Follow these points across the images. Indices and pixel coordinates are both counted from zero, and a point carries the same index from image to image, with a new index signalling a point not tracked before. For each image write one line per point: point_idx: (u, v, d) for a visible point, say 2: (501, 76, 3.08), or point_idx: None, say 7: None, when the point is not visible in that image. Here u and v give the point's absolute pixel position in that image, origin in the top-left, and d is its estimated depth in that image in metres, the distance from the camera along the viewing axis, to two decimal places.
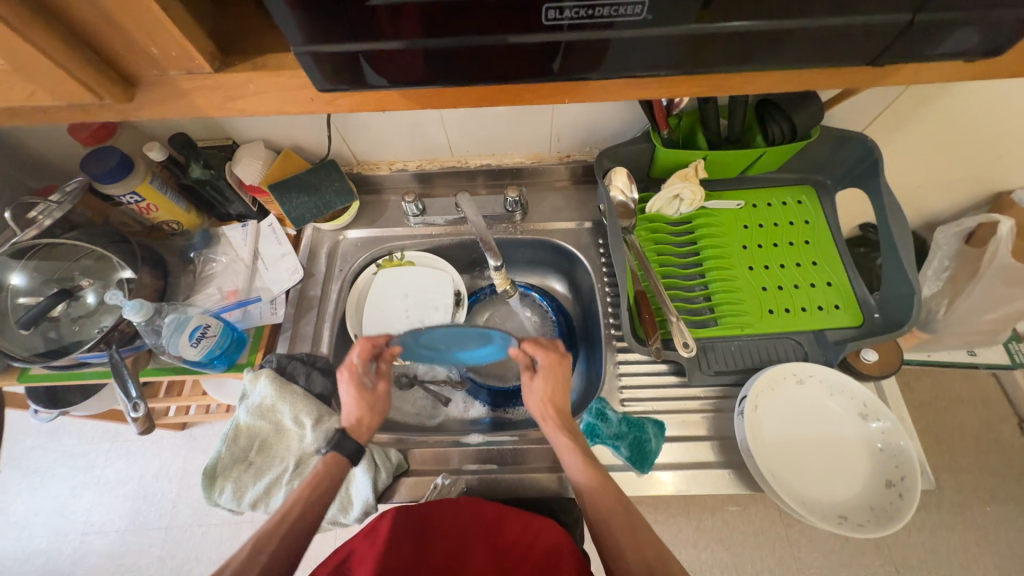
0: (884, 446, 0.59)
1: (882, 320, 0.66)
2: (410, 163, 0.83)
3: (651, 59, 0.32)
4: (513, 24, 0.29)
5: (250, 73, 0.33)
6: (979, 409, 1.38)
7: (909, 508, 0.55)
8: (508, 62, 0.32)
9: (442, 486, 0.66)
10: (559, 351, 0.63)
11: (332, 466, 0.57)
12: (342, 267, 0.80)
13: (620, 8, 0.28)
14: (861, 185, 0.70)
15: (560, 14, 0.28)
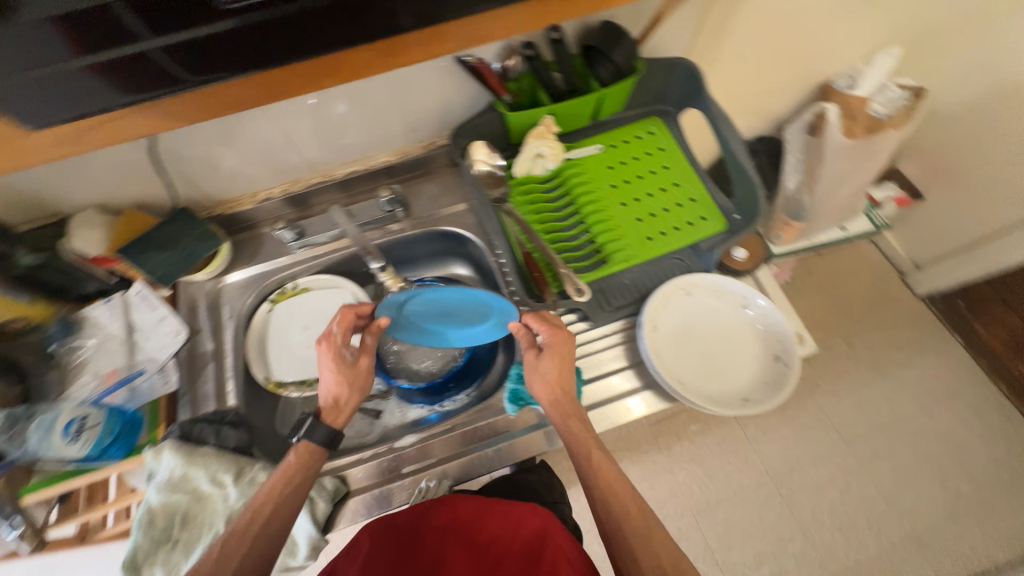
0: (768, 327, 0.68)
1: (742, 219, 0.72)
2: (274, 190, 0.79)
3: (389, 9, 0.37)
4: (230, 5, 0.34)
5: None
6: (868, 274, 1.57)
7: (793, 372, 0.64)
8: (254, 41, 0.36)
9: (428, 488, 0.68)
10: (563, 329, 0.62)
11: (307, 454, 0.58)
12: (231, 313, 0.75)
13: None
14: (695, 104, 0.76)
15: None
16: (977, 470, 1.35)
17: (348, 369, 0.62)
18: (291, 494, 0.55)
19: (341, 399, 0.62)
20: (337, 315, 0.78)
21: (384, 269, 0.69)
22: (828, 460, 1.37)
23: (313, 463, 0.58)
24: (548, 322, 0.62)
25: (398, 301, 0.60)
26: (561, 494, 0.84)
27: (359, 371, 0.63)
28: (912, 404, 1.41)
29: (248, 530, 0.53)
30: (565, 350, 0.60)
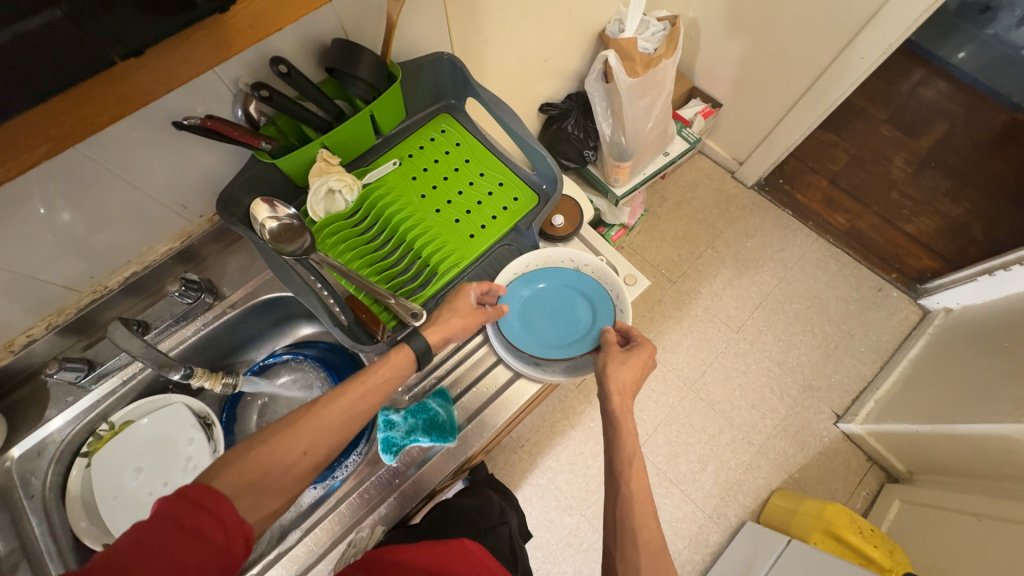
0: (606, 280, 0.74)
1: (549, 188, 0.74)
2: (33, 331, 0.64)
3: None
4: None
5: None
6: (708, 182, 1.74)
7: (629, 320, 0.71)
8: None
9: (359, 540, 0.63)
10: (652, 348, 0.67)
11: (339, 401, 0.54)
12: (33, 492, 0.62)
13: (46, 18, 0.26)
14: (471, 92, 0.76)
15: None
16: (835, 312, 1.59)
17: (469, 319, 0.66)
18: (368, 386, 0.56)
19: (441, 324, 0.64)
20: (172, 437, 0.68)
21: (191, 373, 0.62)
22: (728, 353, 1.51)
23: (403, 369, 0.60)
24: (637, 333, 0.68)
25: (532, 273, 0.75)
26: (498, 506, 0.81)
27: (474, 324, 0.65)
28: (774, 278, 1.63)
29: (324, 411, 0.53)
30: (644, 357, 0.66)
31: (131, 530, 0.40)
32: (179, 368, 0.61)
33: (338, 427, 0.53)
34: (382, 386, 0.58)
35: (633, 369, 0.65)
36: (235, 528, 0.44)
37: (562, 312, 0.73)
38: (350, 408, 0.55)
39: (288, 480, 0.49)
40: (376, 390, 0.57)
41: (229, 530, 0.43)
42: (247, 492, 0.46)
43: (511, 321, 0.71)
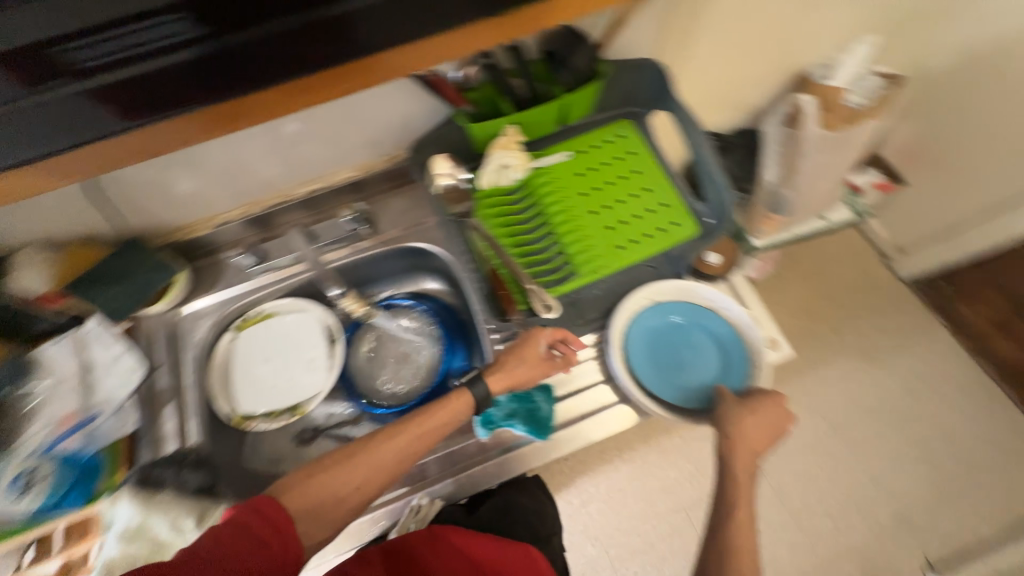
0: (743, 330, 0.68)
1: (714, 223, 0.70)
2: (232, 213, 0.76)
3: (275, 69, 0.46)
4: (175, 58, 0.43)
5: None
6: (853, 259, 1.53)
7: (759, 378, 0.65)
8: (203, 99, 0.45)
9: (420, 507, 0.66)
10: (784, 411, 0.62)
11: (390, 441, 0.56)
12: (192, 345, 0.72)
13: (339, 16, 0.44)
14: (664, 105, 0.73)
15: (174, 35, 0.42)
16: (968, 452, 1.35)
17: (540, 368, 0.61)
18: (427, 424, 0.58)
19: (506, 373, 0.60)
20: (302, 342, 0.74)
21: None
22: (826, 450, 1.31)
23: (460, 415, 0.59)
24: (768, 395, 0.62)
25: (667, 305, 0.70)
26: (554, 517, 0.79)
27: (541, 376, 0.61)
28: (903, 388, 1.41)
29: (382, 442, 0.56)
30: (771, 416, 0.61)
31: (211, 533, 0.46)
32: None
33: (390, 466, 0.56)
34: (437, 428, 0.59)
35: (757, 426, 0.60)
36: (291, 546, 0.49)
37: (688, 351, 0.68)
38: (408, 445, 0.57)
39: (342, 510, 0.54)
40: (430, 434, 0.57)
41: (286, 542, 0.49)
42: (305, 516, 0.52)
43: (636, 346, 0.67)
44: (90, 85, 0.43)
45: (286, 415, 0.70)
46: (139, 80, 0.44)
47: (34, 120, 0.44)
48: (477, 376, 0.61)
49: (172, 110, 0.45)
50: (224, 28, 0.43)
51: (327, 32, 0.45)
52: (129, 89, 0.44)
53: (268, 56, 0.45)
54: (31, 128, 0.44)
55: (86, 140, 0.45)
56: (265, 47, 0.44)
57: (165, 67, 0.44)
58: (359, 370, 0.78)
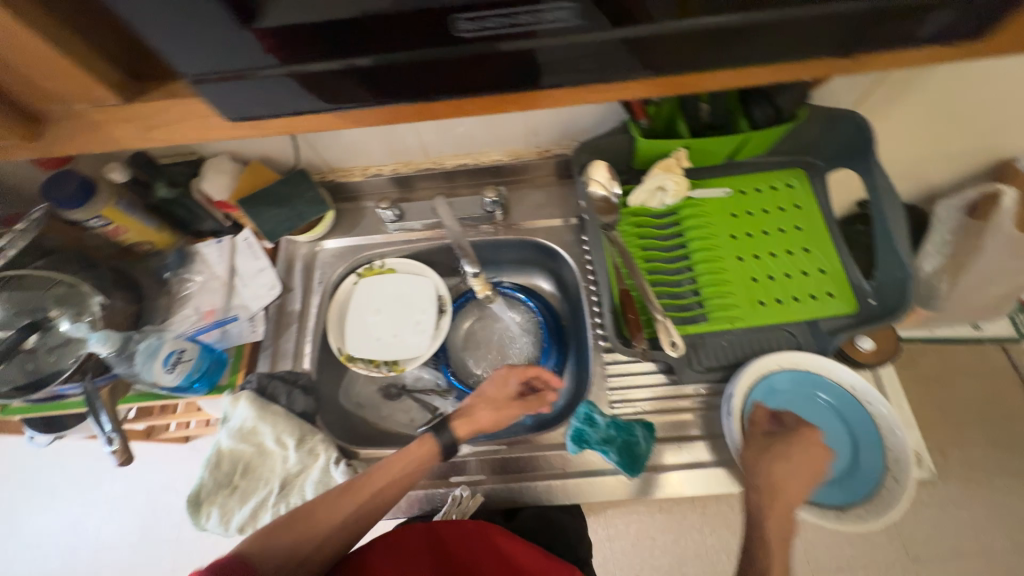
0: (896, 440, 0.54)
1: (877, 307, 0.62)
2: (384, 168, 0.80)
3: (466, 77, 0.36)
4: (436, 35, 0.33)
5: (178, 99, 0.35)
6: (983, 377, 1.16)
7: (896, 511, 0.51)
8: (386, 83, 0.36)
9: (461, 498, 0.62)
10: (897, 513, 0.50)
11: (354, 488, 0.56)
12: (321, 279, 0.77)
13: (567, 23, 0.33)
14: (853, 165, 0.66)
15: (476, 25, 0.33)
16: None
17: (509, 410, 0.63)
18: (387, 479, 0.57)
19: (472, 419, 0.62)
20: (413, 304, 0.77)
21: (475, 273, 0.69)
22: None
23: (424, 463, 0.59)
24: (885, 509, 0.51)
25: (796, 379, 0.59)
26: None
27: (508, 419, 0.62)
28: None
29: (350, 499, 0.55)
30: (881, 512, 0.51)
31: None
32: (477, 266, 0.67)
33: (355, 519, 0.55)
34: (405, 477, 0.58)
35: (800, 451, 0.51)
36: None
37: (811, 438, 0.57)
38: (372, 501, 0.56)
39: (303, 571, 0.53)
40: (393, 483, 0.57)
41: None
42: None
43: (751, 414, 0.58)
44: (262, 38, 0.32)
45: (386, 368, 0.73)
46: (305, 37, 0.33)
47: (187, 37, 0.31)
48: (442, 422, 0.61)
49: (348, 93, 0.37)
50: (513, 24, 0.33)
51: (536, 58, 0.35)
52: (303, 42, 0.33)
53: (455, 64, 0.35)
54: (190, 57, 0.33)
55: (238, 103, 0.37)
56: (452, 53, 0.34)
57: (338, 38, 0.33)
58: (456, 346, 0.81)
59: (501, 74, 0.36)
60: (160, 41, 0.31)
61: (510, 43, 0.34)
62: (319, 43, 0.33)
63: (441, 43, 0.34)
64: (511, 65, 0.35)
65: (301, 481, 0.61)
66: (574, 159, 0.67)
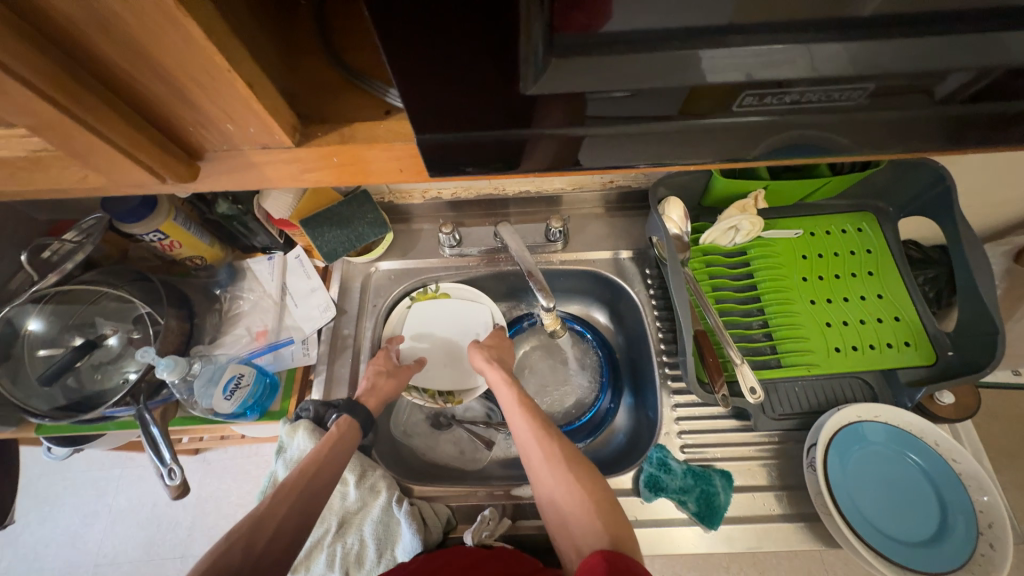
0: (986, 503, 0.53)
1: (958, 360, 0.61)
2: (443, 191, 0.78)
3: (477, 160, 0.30)
4: (716, 103, 0.28)
5: (336, 145, 0.29)
6: (1014, 422, 1.13)
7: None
8: (609, 150, 0.30)
9: (488, 520, 0.59)
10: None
11: (297, 474, 0.53)
12: (375, 302, 0.75)
13: (839, 94, 0.27)
14: (927, 214, 0.66)
15: (760, 100, 0.27)
16: None
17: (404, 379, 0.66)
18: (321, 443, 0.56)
19: (378, 392, 0.63)
20: (469, 332, 0.75)
21: (549, 306, 0.67)
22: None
23: (346, 441, 0.58)
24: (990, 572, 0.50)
25: (881, 431, 0.58)
26: None
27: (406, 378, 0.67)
28: None
29: (325, 470, 0.54)
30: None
31: None
32: (551, 301, 0.65)
33: (296, 504, 0.51)
34: (332, 458, 0.55)
35: (491, 348, 0.68)
36: None
37: (896, 493, 0.56)
38: (320, 475, 0.53)
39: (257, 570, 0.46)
40: (323, 461, 0.54)
41: None
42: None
43: (838, 468, 0.56)
44: (510, 99, 0.26)
45: (440, 398, 0.71)
46: (542, 106, 0.27)
47: (440, 85, 0.25)
48: (354, 403, 0.61)
49: (517, 157, 0.31)
50: (799, 102, 0.28)
51: (529, 145, 0.30)
52: (558, 109, 0.27)
53: (497, 147, 0.29)
54: (423, 113, 0.27)
55: (439, 164, 0.30)
56: (500, 134, 0.29)
57: (483, 110, 0.27)
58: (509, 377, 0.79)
59: (530, 155, 0.31)
60: (411, 93, 0.25)
61: (567, 130, 0.29)
62: (510, 113, 0.27)
63: (512, 125, 0.28)
64: (519, 149, 0.30)
65: (359, 518, 0.59)
66: (652, 190, 0.66)
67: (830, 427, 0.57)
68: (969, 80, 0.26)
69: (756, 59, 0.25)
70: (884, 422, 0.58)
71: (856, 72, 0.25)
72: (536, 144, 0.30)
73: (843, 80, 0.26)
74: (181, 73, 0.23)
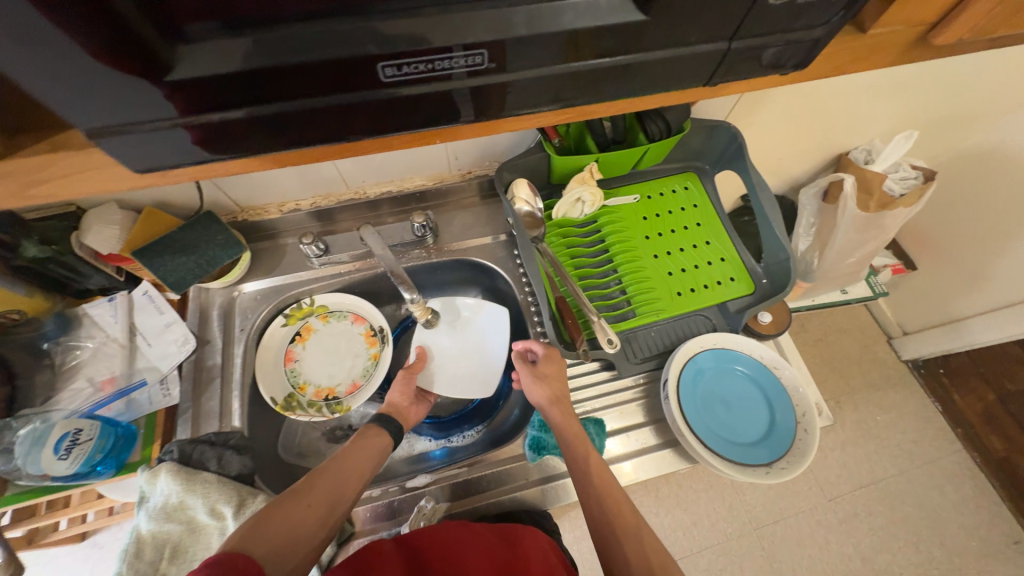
0: (800, 396, 0.64)
1: (770, 285, 0.73)
2: (303, 202, 0.76)
3: (170, 147, 0.31)
4: (365, 80, 0.29)
5: (48, 154, 0.31)
6: (858, 333, 1.36)
7: (809, 458, 0.59)
8: (323, 124, 0.32)
9: (427, 509, 0.62)
10: (805, 457, 0.60)
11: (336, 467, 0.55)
12: (243, 326, 0.71)
13: (460, 60, 0.29)
14: (732, 167, 0.77)
15: (400, 71, 0.29)
16: None
17: (411, 385, 0.70)
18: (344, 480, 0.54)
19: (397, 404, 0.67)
20: (469, 332, 0.76)
21: (415, 298, 0.68)
22: (869, 545, 1.08)
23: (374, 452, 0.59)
24: (804, 451, 0.60)
25: (719, 356, 0.67)
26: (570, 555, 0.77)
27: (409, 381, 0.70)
28: None
29: (348, 470, 0.55)
30: (803, 461, 0.59)
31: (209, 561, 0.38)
32: (416, 292, 0.67)
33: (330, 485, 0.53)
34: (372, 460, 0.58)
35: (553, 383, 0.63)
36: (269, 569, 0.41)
37: (736, 406, 0.65)
38: (354, 472, 0.55)
39: (296, 537, 0.47)
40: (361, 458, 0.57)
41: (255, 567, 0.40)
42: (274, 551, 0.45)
43: (690, 395, 0.64)
44: (215, 84, 0.27)
45: (328, 409, 0.69)
46: (198, 92, 0.27)
47: (67, 84, 0.25)
48: (385, 414, 0.64)
49: (295, 136, 0.32)
50: (434, 69, 0.29)
51: (288, 120, 0.31)
52: (272, 87, 0.28)
53: (247, 123, 0.30)
54: (74, 113, 0.26)
55: (137, 158, 0.31)
56: (250, 110, 0.29)
57: (199, 95, 0.28)
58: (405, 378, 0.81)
59: (311, 128, 0.32)
60: (41, 99, 0.25)
61: (238, 113, 0.29)
62: (207, 99, 0.28)
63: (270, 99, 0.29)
64: (206, 134, 0.30)
65: None
66: (498, 173, 0.70)
67: (674, 361, 0.65)
68: (651, 34, 0.31)
69: (409, 33, 0.27)
70: (718, 348, 0.67)
71: (534, 33, 0.29)
72: (297, 119, 0.31)
73: (533, 42, 0.29)
74: None
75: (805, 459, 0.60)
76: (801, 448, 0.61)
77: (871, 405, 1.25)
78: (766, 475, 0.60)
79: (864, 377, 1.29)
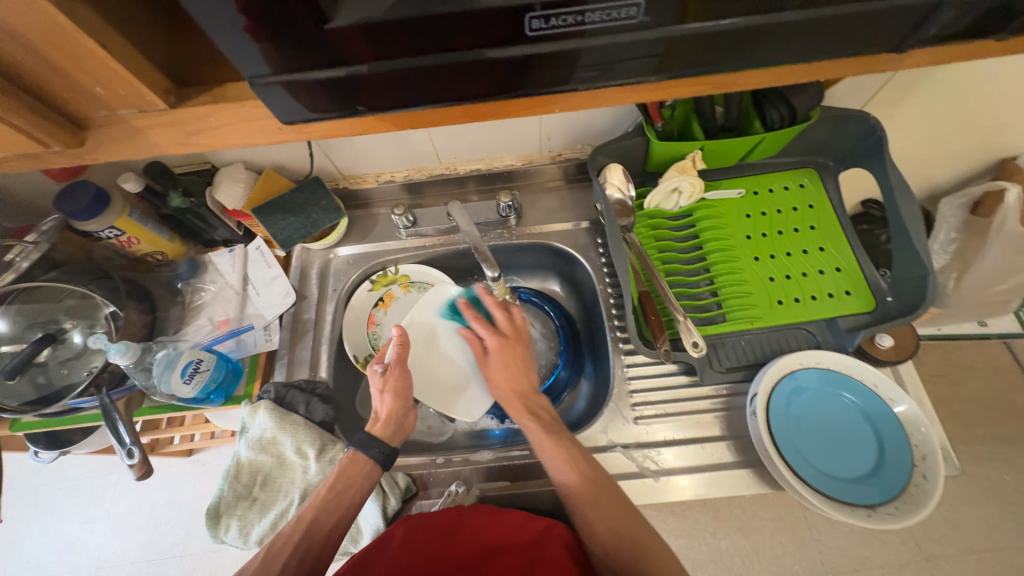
0: (921, 436, 0.55)
1: (895, 305, 0.63)
2: (397, 174, 0.79)
3: (314, 101, 0.32)
4: (507, 34, 0.29)
5: (208, 105, 0.34)
6: (993, 375, 1.14)
7: (927, 509, 0.51)
8: (451, 81, 0.32)
9: (455, 494, 0.63)
10: (924, 506, 0.52)
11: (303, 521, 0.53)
12: (335, 287, 0.77)
13: (614, 11, 0.28)
14: (863, 164, 0.67)
15: (549, 24, 0.28)
16: None
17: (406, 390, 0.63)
18: (333, 539, 0.53)
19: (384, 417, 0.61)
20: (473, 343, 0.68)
21: (496, 277, 0.69)
22: None
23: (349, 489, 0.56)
24: (920, 499, 0.52)
25: (821, 378, 0.59)
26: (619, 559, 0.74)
27: (397, 387, 0.62)
28: None
29: (320, 522, 0.53)
30: (918, 510, 0.51)
31: None
32: (497, 271, 0.67)
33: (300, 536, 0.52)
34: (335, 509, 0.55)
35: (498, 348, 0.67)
36: None
37: (837, 435, 0.58)
38: (323, 516, 0.54)
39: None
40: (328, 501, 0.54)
41: None
42: None
43: (783, 416, 0.58)
44: (363, 35, 0.28)
45: None
46: (351, 41, 0.28)
47: (238, 31, 0.27)
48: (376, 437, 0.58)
49: (430, 95, 0.33)
50: (586, 22, 0.28)
51: (435, 78, 0.31)
52: (414, 38, 0.28)
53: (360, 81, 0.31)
54: (240, 59, 0.29)
55: (281, 108, 0.33)
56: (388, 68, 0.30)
57: (355, 46, 0.29)
58: None
59: (436, 88, 0.32)
60: (218, 44, 0.27)
61: (380, 67, 0.30)
62: (356, 51, 0.29)
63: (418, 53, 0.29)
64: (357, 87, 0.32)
65: None
66: (590, 157, 0.67)
67: (765, 378, 0.58)
68: None
69: None
70: (819, 372, 0.59)
71: None
72: (438, 76, 0.31)
73: None
74: (45, 41, 0.28)
75: (920, 511, 0.51)
76: (918, 495, 0.52)
77: (1001, 461, 1.05)
78: (869, 518, 0.52)
79: (996, 428, 1.08)
